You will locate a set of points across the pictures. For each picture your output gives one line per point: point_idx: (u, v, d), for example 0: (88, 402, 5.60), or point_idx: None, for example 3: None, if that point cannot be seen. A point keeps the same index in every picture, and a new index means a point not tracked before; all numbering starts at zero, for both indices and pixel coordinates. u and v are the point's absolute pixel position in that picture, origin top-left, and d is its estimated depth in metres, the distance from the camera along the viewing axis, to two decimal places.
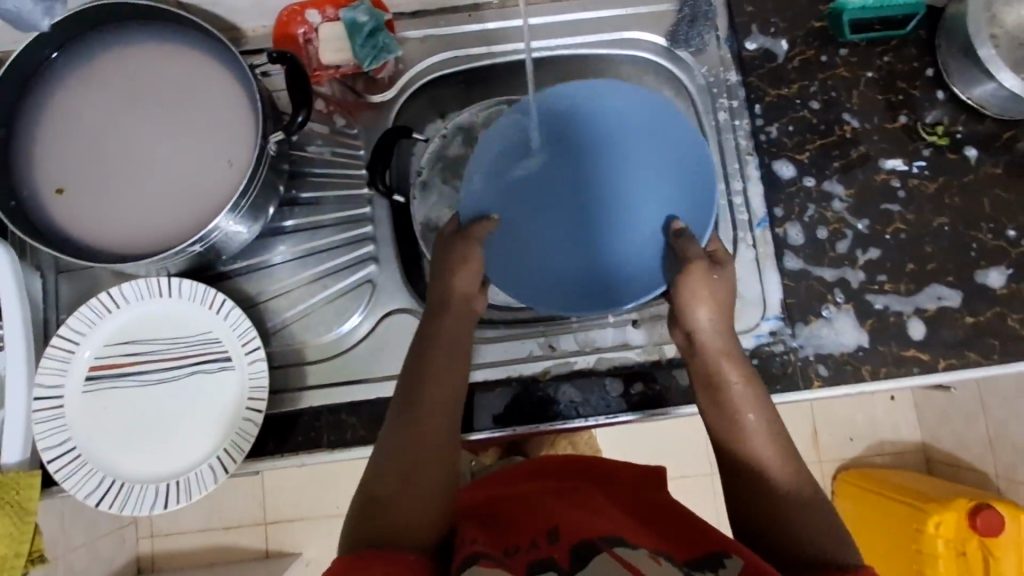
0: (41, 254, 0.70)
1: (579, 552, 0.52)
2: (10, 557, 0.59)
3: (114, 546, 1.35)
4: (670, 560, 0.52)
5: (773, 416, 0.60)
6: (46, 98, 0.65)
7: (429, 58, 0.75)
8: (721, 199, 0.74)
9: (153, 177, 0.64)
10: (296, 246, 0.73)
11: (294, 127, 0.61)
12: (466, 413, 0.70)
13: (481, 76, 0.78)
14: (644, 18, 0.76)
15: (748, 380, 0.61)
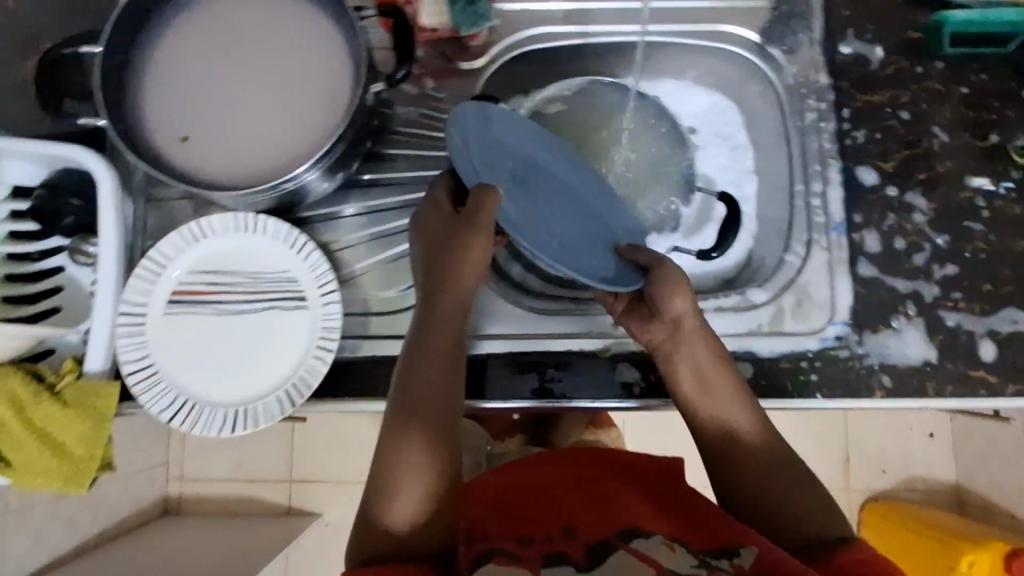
0: (134, 181, 0.72)
1: (595, 550, 0.53)
2: (85, 459, 0.61)
3: (145, 482, 1.38)
4: (685, 547, 0.54)
5: (750, 397, 0.63)
6: (158, 28, 0.67)
7: (526, 30, 0.76)
8: (799, 200, 0.73)
9: (248, 123, 0.66)
10: (369, 201, 0.74)
11: (393, 82, 0.66)
12: (519, 381, 0.70)
13: (571, 55, 0.79)
14: (740, 13, 0.76)
15: (733, 383, 0.62)
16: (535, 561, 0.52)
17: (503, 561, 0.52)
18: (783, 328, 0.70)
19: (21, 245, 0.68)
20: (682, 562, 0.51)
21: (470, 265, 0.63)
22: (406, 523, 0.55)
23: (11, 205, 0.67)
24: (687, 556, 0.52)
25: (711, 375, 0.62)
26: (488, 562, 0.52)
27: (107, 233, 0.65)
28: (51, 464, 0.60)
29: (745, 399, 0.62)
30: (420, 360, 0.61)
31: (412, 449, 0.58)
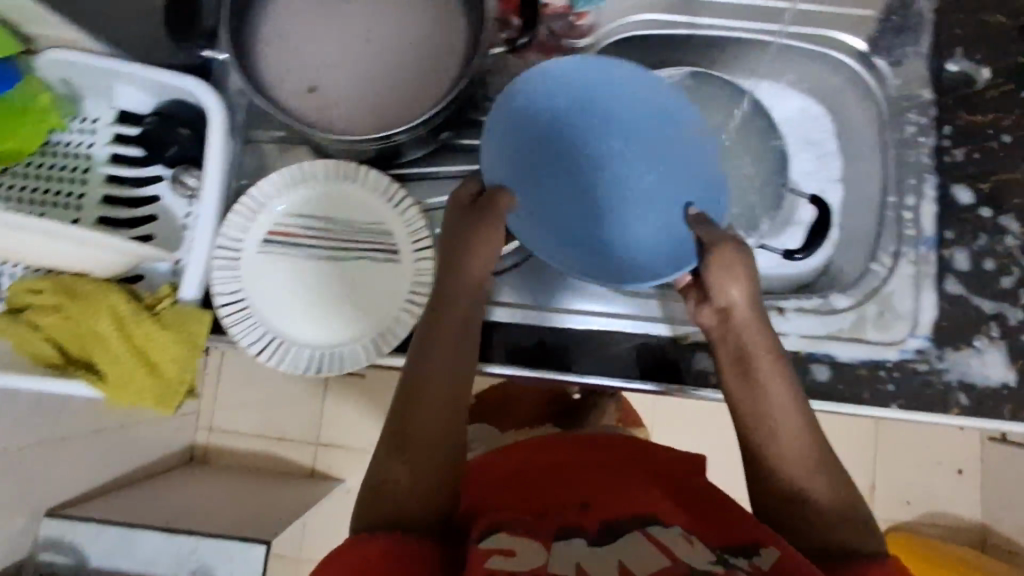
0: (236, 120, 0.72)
1: (606, 528, 0.55)
2: (174, 381, 0.63)
3: (176, 427, 1.39)
4: (702, 541, 0.54)
5: (802, 401, 0.61)
6: None
7: (639, 14, 0.75)
8: (889, 212, 0.73)
9: (359, 78, 0.67)
10: (463, 166, 0.74)
11: (513, 46, 0.70)
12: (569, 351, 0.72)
13: (674, 45, 0.78)
14: (852, 19, 0.75)
15: (769, 390, 0.60)
16: (548, 535, 0.53)
17: (513, 533, 0.53)
18: (864, 335, 0.70)
19: (120, 169, 0.71)
20: (699, 556, 0.51)
21: (485, 248, 0.62)
22: (403, 494, 0.55)
23: (118, 128, 0.71)
24: (705, 551, 0.52)
25: (750, 366, 0.61)
26: (499, 532, 0.53)
27: (212, 168, 0.66)
28: (145, 381, 0.61)
29: (790, 407, 0.60)
30: (437, 335, 0.61)
31: (415, 422, 0.58)
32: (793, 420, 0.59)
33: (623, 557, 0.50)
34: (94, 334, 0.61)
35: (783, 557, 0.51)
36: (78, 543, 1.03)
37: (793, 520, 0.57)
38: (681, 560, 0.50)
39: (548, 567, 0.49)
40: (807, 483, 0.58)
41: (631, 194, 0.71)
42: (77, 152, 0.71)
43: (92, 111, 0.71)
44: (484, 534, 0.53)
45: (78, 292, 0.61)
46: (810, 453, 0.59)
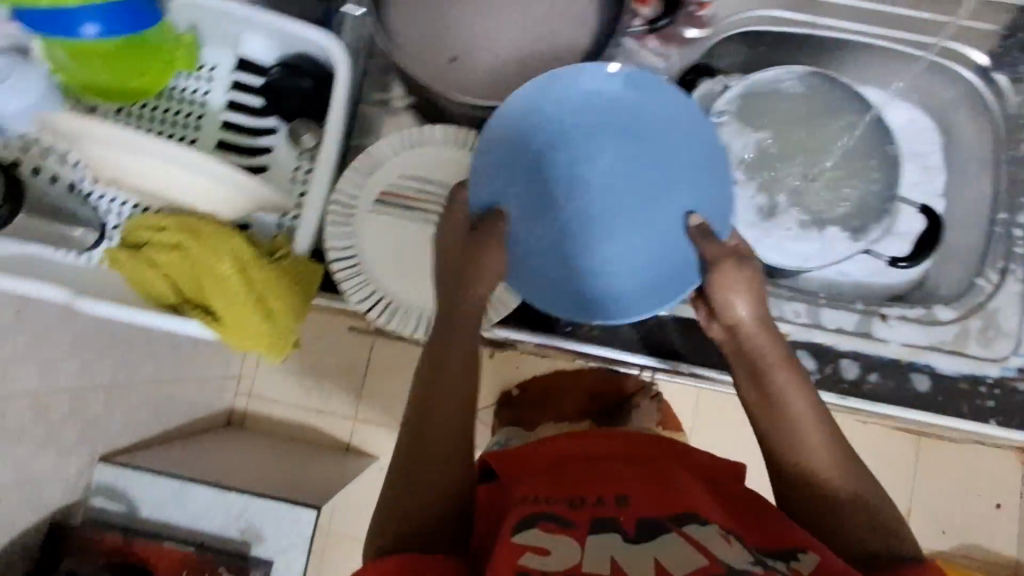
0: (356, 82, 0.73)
1: (650, 525, 0.51)
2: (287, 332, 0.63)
3: (217, 390, 1.36)
4: (739, 541, 0.50)
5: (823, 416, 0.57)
6: None
7: (758, 9, 0.74)
8: (997, 229, 0.73)
9: (485, 49, 0.67)
10: None
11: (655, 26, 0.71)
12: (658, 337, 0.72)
13: (791, 44, 0.77)
14: (977, 32, 0.73)
15: (790, 406, 0.57)
16: (587, 526, 0.51)
17: (552, 527, 0.50)
18: (965, 349, 0.70)
19: (235, 117, 0.71)
20: (735, 558, 0.47)
21: (494, 258, 0.59)
22: (419, 497, 0.54)
23: (234, 77, 0.71)
24: (740, 551, 0.48)
25: (765, 374, 0.58)
26: (534, 525, 0.51)
27: (335, 126, 0.66)
28: (257, 325, 0.62)
29: (808, 431, 0.56)
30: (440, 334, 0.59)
31: (426, 427, 0.57)
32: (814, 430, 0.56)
33: (661, 557, 0.47)
34: (212, 272, 0.61)
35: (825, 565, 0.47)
36: (130, 491, 1.03)
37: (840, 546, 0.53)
38: (718, 560, 0.46)
39: (583, 566, 0.47)
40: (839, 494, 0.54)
41: (621, 210, 0.65)
42: (192, 99, 0.71)
43: (208, 58, 0.71)
44: (519, 524, 0.52)
45: (200, 233, 0.61)
46: (836, 460, 0.55)
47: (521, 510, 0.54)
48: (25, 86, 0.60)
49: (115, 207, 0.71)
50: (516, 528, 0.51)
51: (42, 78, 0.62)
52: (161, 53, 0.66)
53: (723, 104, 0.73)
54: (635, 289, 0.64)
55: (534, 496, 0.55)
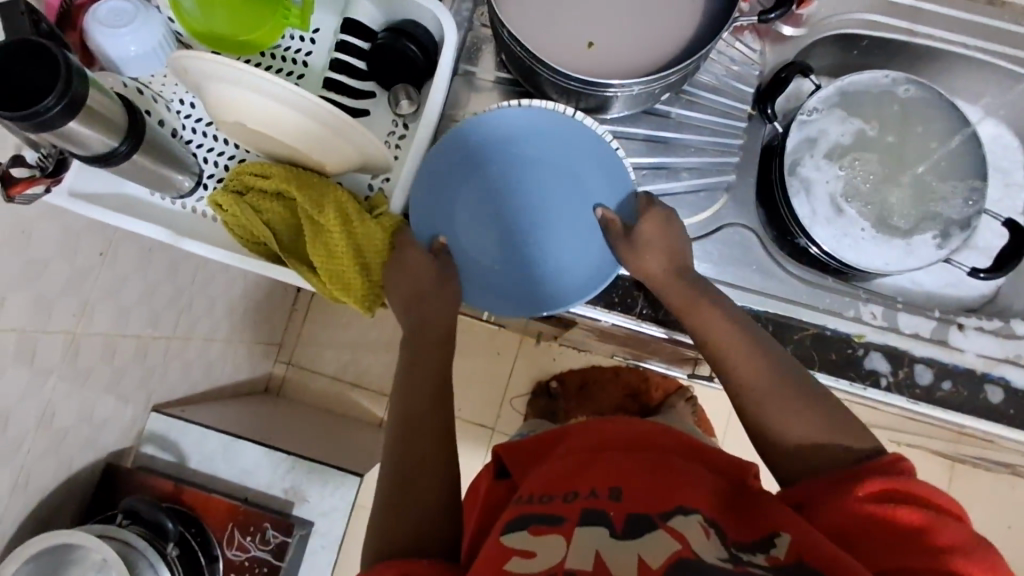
0: (463, 59, 0.77)
1: (636, 518, 0.50)
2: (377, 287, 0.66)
3: (260, 355, 1.36)
4: (720, 534, 0.49)
5: (784, 386, 0.56)
6: None
7: (854, 13, 0.75)
8: None
9: (589, 28, 0.68)
10: (653, 130, 0.72)
11: (764, 19, 0.70)
12: None
13: (884, 49, 0.78)
14: None
15: (740, 375, 0.58)
16: (573, 520, 0.50)
17: (541, 529, 0.50)
18: None
19: (336, 76, 0.73)
20: (709, 550, 0.46)
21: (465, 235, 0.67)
22: (412, 479, 0.57)
23: (338, 38, 0.73)
24: (717, 545, 0.47)
25: (721, 350, 0.60)
26: (524, 528, 0.51)
27: (435, 95, 0.68)
28: (356, 277, 0.64)
29: (770, 405, 0.56)
30: (419, 319, 0.64)
31: (410, 417, 0.61)
32: (762, 387, 0.57)
33: (644, 553, 0.46)
34: (314, 220, 0.62)
35: (800, 540, 0.46)
36: (181, 442, 1.05)
37: (803, 485, 0.51)
38: (689, 548, 0.46)
39: (566, 563, 0.46)
40: (792, 445, 0.54)
41: (546, 220, 0.68)
42: (293, 58, 0.73)
43: (315, 21, 0.73)
44: (511, 527, 0.52)
45: (304, 181, 0.63)
46: (813, 429, 0.54)
47: (513, 513, 0.54)
48: (150, 31, 0.66)
49: (213, 157, 0.73)
50: (510, 531, 0.52)
51: (163, 25, 0.67)
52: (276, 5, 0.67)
53: (814, 105, 0.76)
54: (563, 283, 0.67)
55: (530, 500, 0.55)
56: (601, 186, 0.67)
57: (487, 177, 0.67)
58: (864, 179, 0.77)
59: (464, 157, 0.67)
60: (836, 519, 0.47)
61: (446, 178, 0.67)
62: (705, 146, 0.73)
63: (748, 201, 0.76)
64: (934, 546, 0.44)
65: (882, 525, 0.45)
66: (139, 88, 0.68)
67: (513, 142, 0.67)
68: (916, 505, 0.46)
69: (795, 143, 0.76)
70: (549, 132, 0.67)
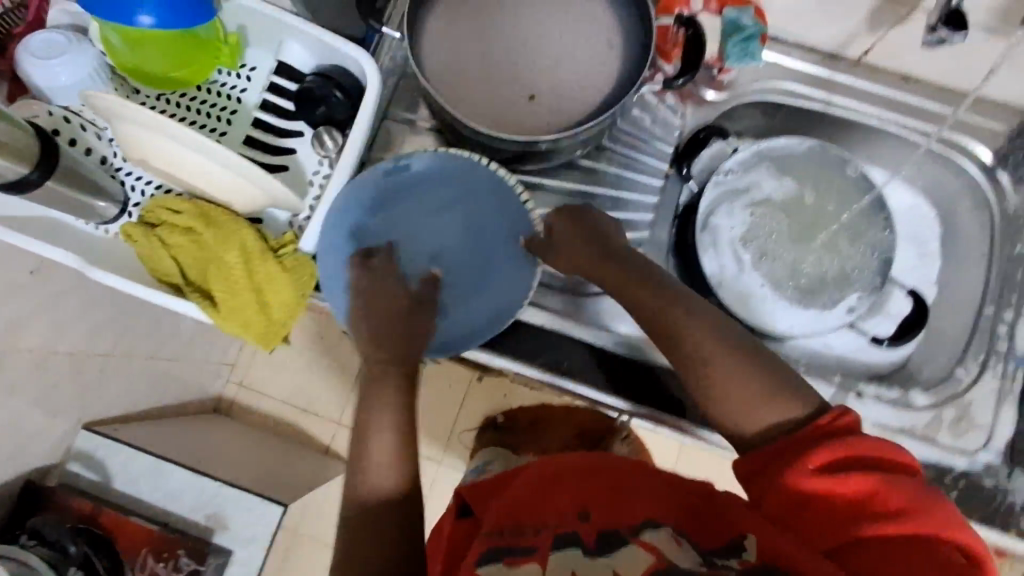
0: (395, 104, 0.79)
1: (609, 532, 0.50)
2: (280, 325, 0.66)
3: (212, 376, 1.34)
4: (690, 542, 0.48)
5: (742, 353, 0.55)
6: None
7: (772, 81, 0.77)
8: (984, 322, 0.73)
9: (506, 87, 0.71)
10: (568, 183, 0.75)
11: (671, 85, 0.72)
12: (642, 387, 0.71)
13: (804, 117, 0.80)
14: (983, 130, 0.76)
15: (699, 364, 0.56)
16: (545, 546, 0.49)
17: (515, 560, 0.49)
18: (936, 437, 0.70)
19: (267, 116, 0.75)
20: (682, 558, 0.47)
21: None
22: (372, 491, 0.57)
23: (272, 80, 0.75)
24: (688, 553, 0.47)
25: (673, 332, 0.58)
26: (497, 560, 0.49)
27: (354, 140, 0.70)
28: (253, 317, 0.65)
29: (735, 378, 0.54)
30: (377, 331, 0.62)
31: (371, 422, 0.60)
32: (718, 372, 0.55)
33: (619, 569, 0.46)
34: (222, 260, 0.65)
35: (767, 543, 0.46)
36: (107, 462, 1.03)
37: (757, 454, 0.51)
38: (663, 559, 0.46)
39: None
40: (755, 429, 0.52)
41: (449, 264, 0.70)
42: (230, 94, 0.75)
43: (251, 58, 0.75)
44: (483, 559, 0.50)
45: (212, 219, 0.65)
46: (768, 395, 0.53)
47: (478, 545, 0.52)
48: (80, 63, 0.67)
49: (140, 185, 0.74)
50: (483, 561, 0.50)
51: (96, 58, 0.69)
52: (207, 43, 0.70)
53: (728, 167, 0.78)
54: (470, 323, 0.69)
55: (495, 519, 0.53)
56: (501, 219, 0.70)
57: (390, 226, 0.69)
58: (772, 240, 0.79)
59: (367, 206, 0.69)
60: (798, 500, 0.47)
61: (349, 228, 0.68)
62: (622, 202, 0.75)
63: (658, 257, 0.78)
64: (890, 510, 0.45)
65: (838, 496, 0.46)
66: (68, 118, 0.70)
67: (415, 190, 0.70)
68: (866, 470, 0.47)
69: (708, 201, 0.77)
70: (450, 177, 0.70)
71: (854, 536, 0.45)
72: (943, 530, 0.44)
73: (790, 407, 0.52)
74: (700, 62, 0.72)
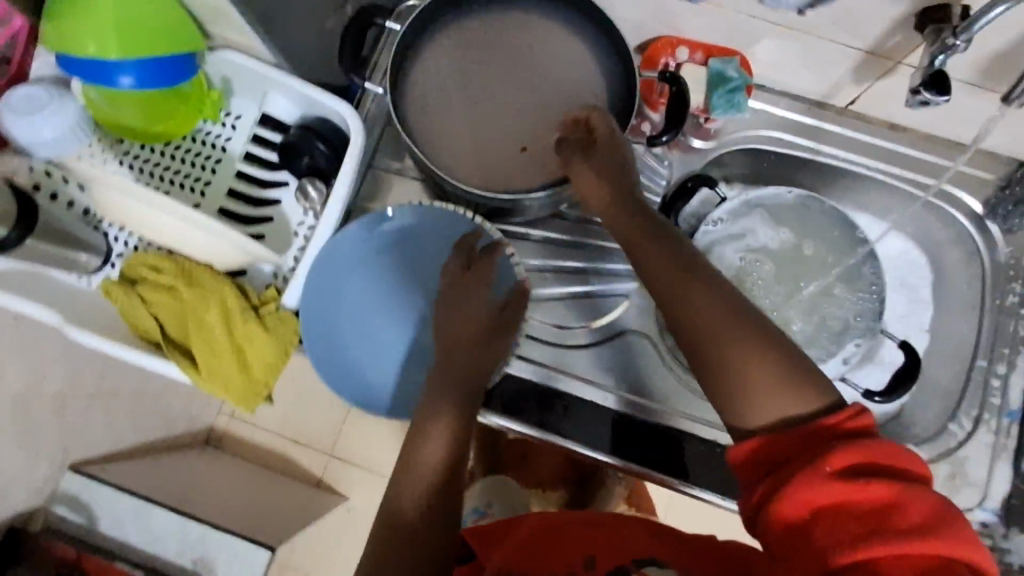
0: (383, 152, 0.79)
1: None
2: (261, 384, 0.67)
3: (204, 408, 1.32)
4: None
5: (751, 326, 0.47)
6: (434, 29, 0.70)
7: (758, 129, 0.78)
8: (976, 374, 0.73)
9: (493, 140, 0.70)
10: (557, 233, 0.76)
11: (653, 143, 0.68)
12: (633, 441, 0.71)
13: (793, 164, 0.79)
14: (972, 179, 0.75)
15: (710, 350, 0.47)
16: None
17: None
18: None
19: (252, 167, 0.75)
20: None
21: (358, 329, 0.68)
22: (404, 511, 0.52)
23: (256, 130, 0.75)
24: None
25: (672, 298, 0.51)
26: None
27: (337, 189, 0.69)
28: (234, 377, 0.66)
29: (737, 352, 0.46)
30: (450, 351, 0.60)
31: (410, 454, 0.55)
32: (736, 357, 0.46)
33: None
34: (202, 319, 0.66)
35: None
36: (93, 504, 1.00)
37: (761, 452, 0.44)
38: None
39: None
40: (765, 422, 0.45)
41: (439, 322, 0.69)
42: (214, 143, 0.75)
43: (236, 106, 0.75)
44: None
45: (196, 279, 0.67)
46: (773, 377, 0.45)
47: None
48: (61, 117, 0.65)
49: (122, 236, 0.73)
50: None
51: (79, 111, 0.67)
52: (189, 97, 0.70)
53: (719, 215, 0.77)
54: None
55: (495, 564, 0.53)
56: None
57: (375, 285, 0.69)
58: (761, 287, 0.78)
59: (348, 265, 0.68)
60: (808, 505, 0.40)
61: (332, 289, 0.67)
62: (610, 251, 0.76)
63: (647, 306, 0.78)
64: (913, 524, 0.38)
65: (854, 506, 0.39)
66: (48, 170, 0.69)
67: (398, 247, 0.70)
68: (887, 478, 0.39)
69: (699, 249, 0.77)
70: (435, 231, 0.70)
71: (872, 554, 0.37)
72: (972, 552, 0.37)
73: (810, 399, 0.44)
74: (683, 118, 0.69)
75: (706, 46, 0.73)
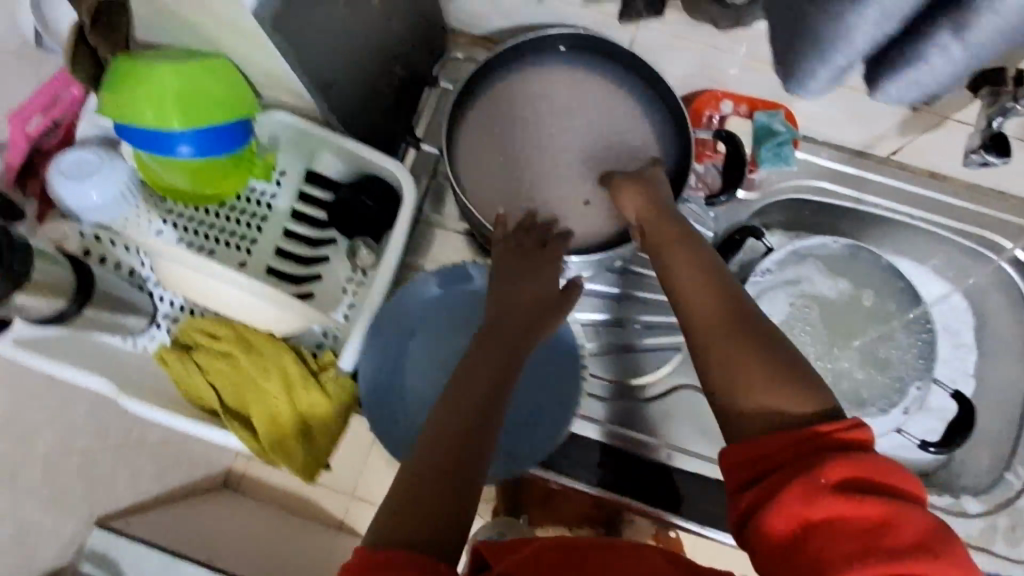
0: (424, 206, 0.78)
1: None
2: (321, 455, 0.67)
3: None
4: None
5: (751, 324, 0.51)
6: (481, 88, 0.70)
7: (804, 178, 0.78)
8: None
9: (542, 196, 0.70)
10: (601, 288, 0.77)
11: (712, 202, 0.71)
12: (650, 483, 0.74)
13: (834, 212, 0.80)
14: (1014, 227, 0.76)
15: (699, 338, 0.52)
16: None
17: None
18: (992, 547, 0.71)
19: (300, 226, 0.75)
20: None
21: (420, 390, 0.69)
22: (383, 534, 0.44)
23: (304, 188, 0.75)
24: None
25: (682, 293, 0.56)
26: None
27: (390, 250, 0.68)
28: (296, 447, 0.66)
29: (727, 340, 0.51)
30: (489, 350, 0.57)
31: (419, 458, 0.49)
32: (713, 348, 0.51)
33: None
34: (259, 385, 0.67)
35: None
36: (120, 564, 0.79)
37: (753, 456, 0.45)
38: None
39: None
40: (751, 410, 0.47)
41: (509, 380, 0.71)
42: (260, 201, 0.75)
43: (282, 164, 0.74)
44: None
45: (251, 344, 0.68)
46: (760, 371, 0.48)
47: None
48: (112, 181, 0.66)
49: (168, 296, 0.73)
50: None
51: (127, 172, 0.68)
52: (238, 158, 0.69)
53: (767, 266, 0.77)
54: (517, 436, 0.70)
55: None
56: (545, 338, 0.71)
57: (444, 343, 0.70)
58: (807, 335, 0.79)
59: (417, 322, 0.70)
60: (799, 517, 0.40)
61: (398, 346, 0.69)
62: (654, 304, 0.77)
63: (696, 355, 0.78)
64: (900, 543, 0.38)
65: (847, 523, 0.39)
66: (98, 235, 0.70)
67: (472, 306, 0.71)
68: (879, 495, 0.40)
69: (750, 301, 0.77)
70: None
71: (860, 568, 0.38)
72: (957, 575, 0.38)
73: (798, 397, 0.46)
74: (739, 180, 0.70)
75: (749, 99, 0.75)
